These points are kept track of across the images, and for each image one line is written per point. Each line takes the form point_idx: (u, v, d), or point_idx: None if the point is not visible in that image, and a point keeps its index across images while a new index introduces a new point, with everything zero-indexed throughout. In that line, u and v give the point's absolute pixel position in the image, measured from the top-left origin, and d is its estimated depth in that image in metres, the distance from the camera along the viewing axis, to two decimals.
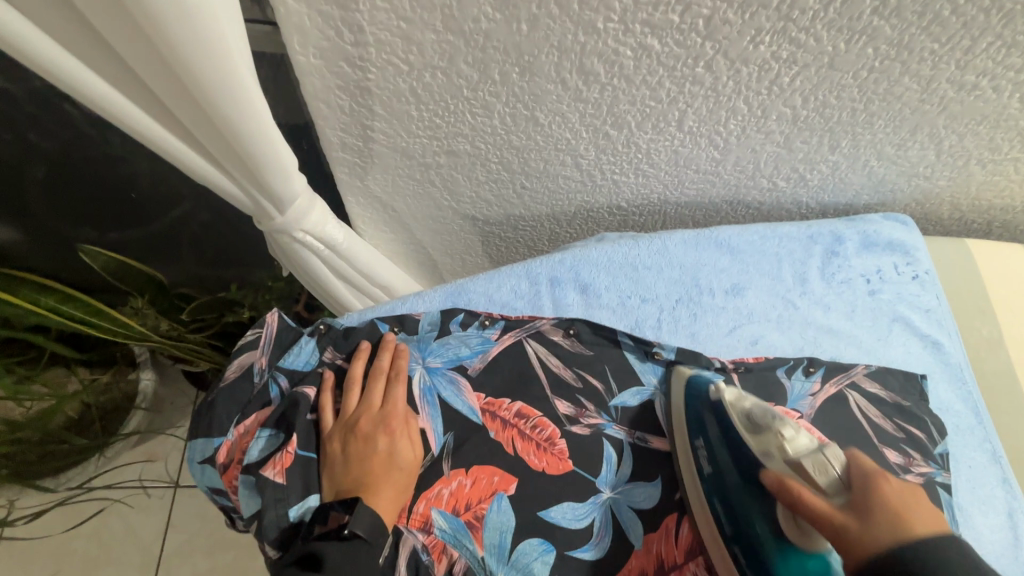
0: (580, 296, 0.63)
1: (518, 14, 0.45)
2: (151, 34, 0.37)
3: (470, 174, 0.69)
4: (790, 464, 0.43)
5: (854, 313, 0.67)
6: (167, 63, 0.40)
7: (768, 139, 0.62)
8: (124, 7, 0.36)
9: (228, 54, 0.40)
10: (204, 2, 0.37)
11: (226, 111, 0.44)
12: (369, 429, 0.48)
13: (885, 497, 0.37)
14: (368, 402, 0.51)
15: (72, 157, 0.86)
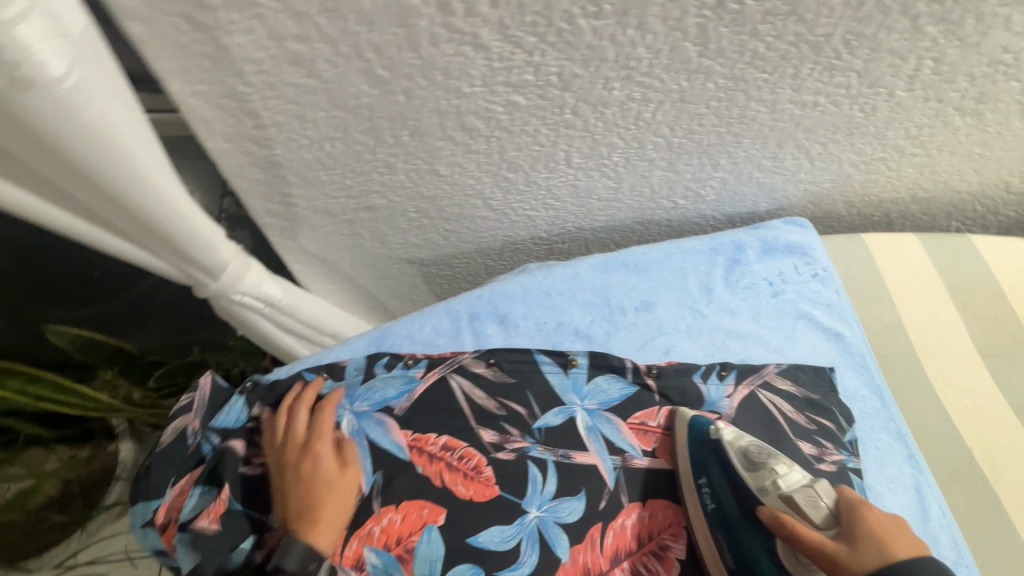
0: (499, 328, 0.67)
1: (393, 89, 0.52)
2: (65, 159, 0.43)
3: (393, 224, 0.75)
4: (783, 497, 0.49)
5: (760, 316, 0.72)
6: (83, 178, 0.46)
7: (653, 165, 0.69)
8: (38, 143, 0.42)
9: (136, 162, 0.46)
10: (110, 131, 0.43)
11: (143, 205, 0.50)
12: (294, 460, 0.54)
13: (869, 522, 0.45)
14: (293, 432, 0.56)
15: (27, 247, 0.91)
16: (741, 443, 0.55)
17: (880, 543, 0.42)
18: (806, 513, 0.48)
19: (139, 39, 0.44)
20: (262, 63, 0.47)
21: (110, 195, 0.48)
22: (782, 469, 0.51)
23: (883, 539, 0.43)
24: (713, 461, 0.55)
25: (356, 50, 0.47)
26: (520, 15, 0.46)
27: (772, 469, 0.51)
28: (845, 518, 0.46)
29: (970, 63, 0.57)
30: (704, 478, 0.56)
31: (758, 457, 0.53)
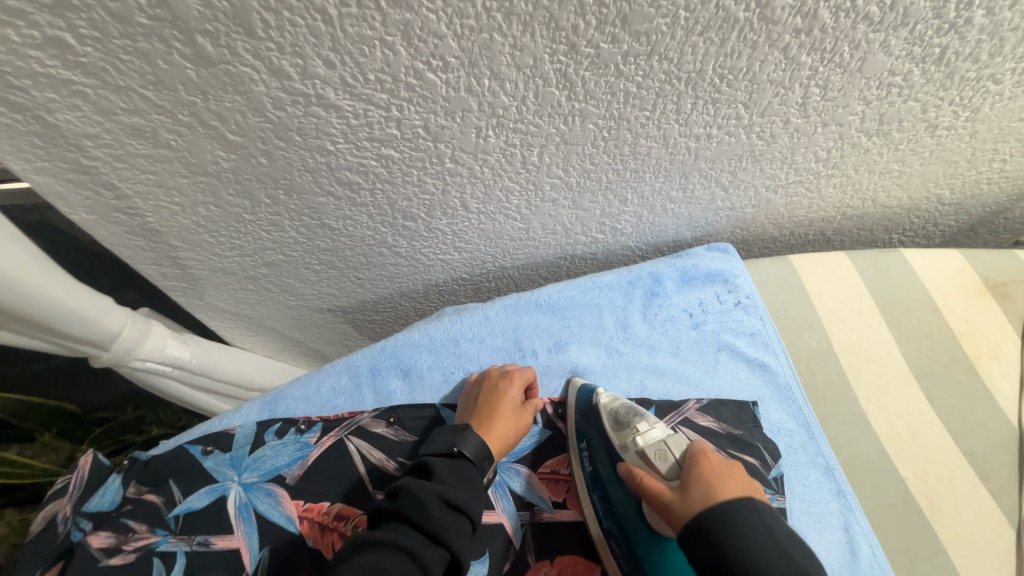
0: (402, 381, 0.65)
1: (251, 151, 0.50)
2: None
3: (301, 276, 0.73)
4: (639, 454, 0.49)
5: (679, 350, 0.69)
6: None
7: (558, 205, 0.67)
8: None
9: None
10: None
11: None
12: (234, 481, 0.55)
13: (700, 472, 0.43)
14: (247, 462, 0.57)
15: None
16: (615, 405, 0.56)
17: (705, 486, 0.41)
18: (656, 465, 0.47)
19: None
20: (101, 137, 0.45)
21: None
22: (644, 426, 0.52)
23: (711, 481, 0.42)
24: (594, 432, 0.57)
25: (197, 118, 0.45)
26: (361, 74, 0.44)
27: (633, 427, 0.52)
28: (683, 468, 0.45)
29: (859, 87, 0.55)
30: (585, 445, 0.58)
31: (625, 418, 0.53)
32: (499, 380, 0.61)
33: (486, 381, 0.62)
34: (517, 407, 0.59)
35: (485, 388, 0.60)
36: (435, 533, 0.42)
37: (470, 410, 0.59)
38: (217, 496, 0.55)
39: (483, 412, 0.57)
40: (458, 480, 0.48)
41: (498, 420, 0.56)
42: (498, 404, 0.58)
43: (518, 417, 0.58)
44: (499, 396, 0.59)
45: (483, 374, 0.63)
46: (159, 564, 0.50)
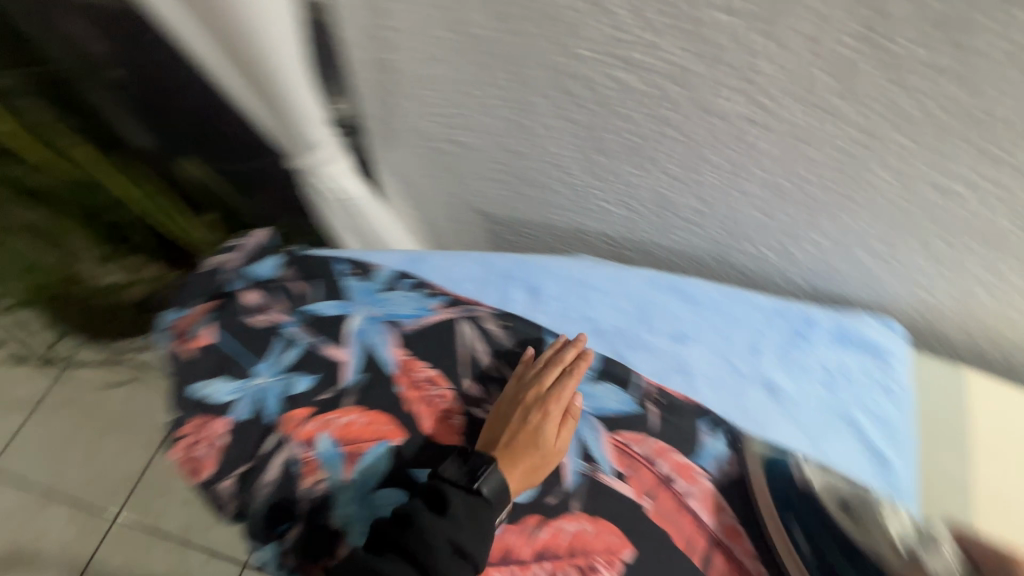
0: (526, 297, 0.66)
1: (508, 28, 0.53)
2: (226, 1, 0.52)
3: (477, 168, 0.77)
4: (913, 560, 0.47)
5: (800, 400, 0.64)
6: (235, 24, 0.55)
7: (748, 202, 0.63)
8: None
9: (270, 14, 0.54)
10: None
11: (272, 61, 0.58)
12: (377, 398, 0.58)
13: None
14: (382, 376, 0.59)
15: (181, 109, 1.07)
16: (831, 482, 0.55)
17: None
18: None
19: None
20: None
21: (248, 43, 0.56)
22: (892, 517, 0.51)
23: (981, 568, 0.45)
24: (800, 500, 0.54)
25: None
26: None
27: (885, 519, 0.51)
28: None
29: None
30: (790, 512, 0.54)
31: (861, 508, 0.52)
32: (530, 404, 0.58)
33: (518, 401, 0.58)
34: (547, 438, 0.56)
35: (515, 414, 0.58)
36: (460, 547, 0.49)
37: (495, 430, 0.57)
38: (342, 313, 0.61)
39: (507, 445, 0.55)
40: (473, 528, 0.50)
41: (551, 414, 0.57)
42: (524, 436, 0.56)
43: (548, 450, 0.56)
44: (527, 423, 0.56)
45: (514, 387, 0.60)
46: (280, 344, 0.58)
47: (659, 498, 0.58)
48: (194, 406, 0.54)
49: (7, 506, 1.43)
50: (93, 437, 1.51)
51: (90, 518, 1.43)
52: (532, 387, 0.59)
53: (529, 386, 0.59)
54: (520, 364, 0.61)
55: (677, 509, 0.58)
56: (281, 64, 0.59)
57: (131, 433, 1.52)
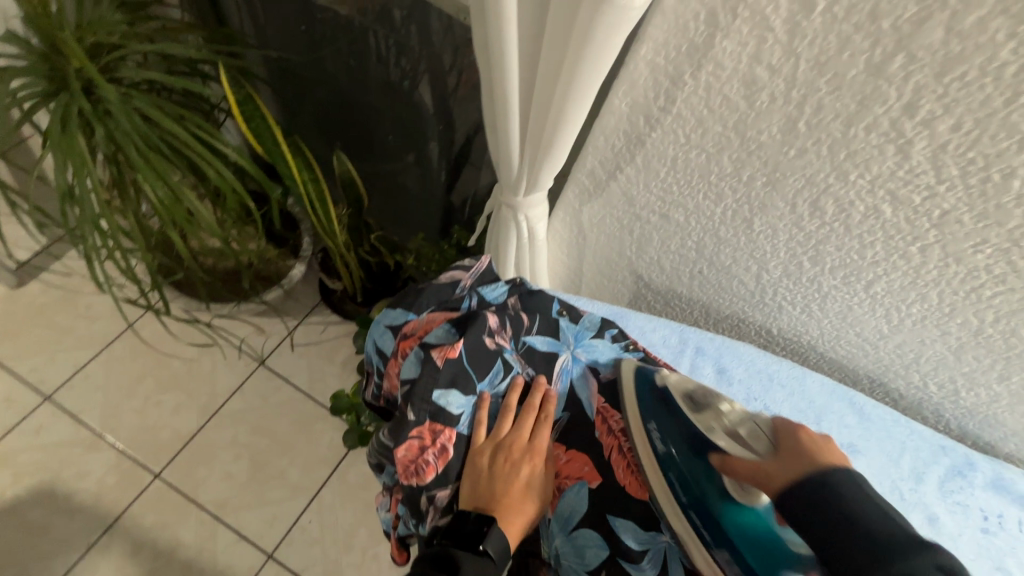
0: (714, 374, 0.69)
1: (794, 142, 0.58)
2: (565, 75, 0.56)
3: (665, 239, 0.82)
4: (730, 435, 0.52)
5: (959, 539, 0.66)
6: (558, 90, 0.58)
7: (942, 338, 0.68)
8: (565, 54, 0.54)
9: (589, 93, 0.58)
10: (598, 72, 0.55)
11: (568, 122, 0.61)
12: (517, 456, 0.57)
13: (802, 446, 0.50)
14: (519, 431, 0.59)
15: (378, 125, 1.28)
16: None
17: (803, 456, 0.49)
18: (748, 444, 0.51)
19: (660, 9, 0.55)
20: (722, 70, 0.56)
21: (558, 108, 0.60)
22: (726, 407, 0.57)
23: (811, 453, 0.49)
24: None
25: (801, 100, 0.54)
26: (966, 148, 0.49)
27: (718, 408, 0.56)
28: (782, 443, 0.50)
29: None
30: None
31: None
32: (517, 459, 0.57)
33: (506, 454, 0.57)
34: (535, 492, 0.57)
35: (494, 465, 0.56)
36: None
37: (486, 486, 0.55)
38: (553, 350, 0.65)
39: (500, 500, 0.54)
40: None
41: (528, 468, 0.57)
42: (515, 490, 0.55)
43: (534, 506, 0.56)
44: (517, 477, 0.56)
45: (502, 437, 0.58)
46: (501, 367, 0.60)
47: None
48: (432, 412, 0.56)
49: (53, 440, 1.42)
50: (153, 391, 1.50)
51: (132, 471, 1.42)
52: (508, 432, 0.59)
53: (506, 426, 0.59)
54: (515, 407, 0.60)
55: None
56: (574, 124, 0.62)
57: (190, 396, 1.52)
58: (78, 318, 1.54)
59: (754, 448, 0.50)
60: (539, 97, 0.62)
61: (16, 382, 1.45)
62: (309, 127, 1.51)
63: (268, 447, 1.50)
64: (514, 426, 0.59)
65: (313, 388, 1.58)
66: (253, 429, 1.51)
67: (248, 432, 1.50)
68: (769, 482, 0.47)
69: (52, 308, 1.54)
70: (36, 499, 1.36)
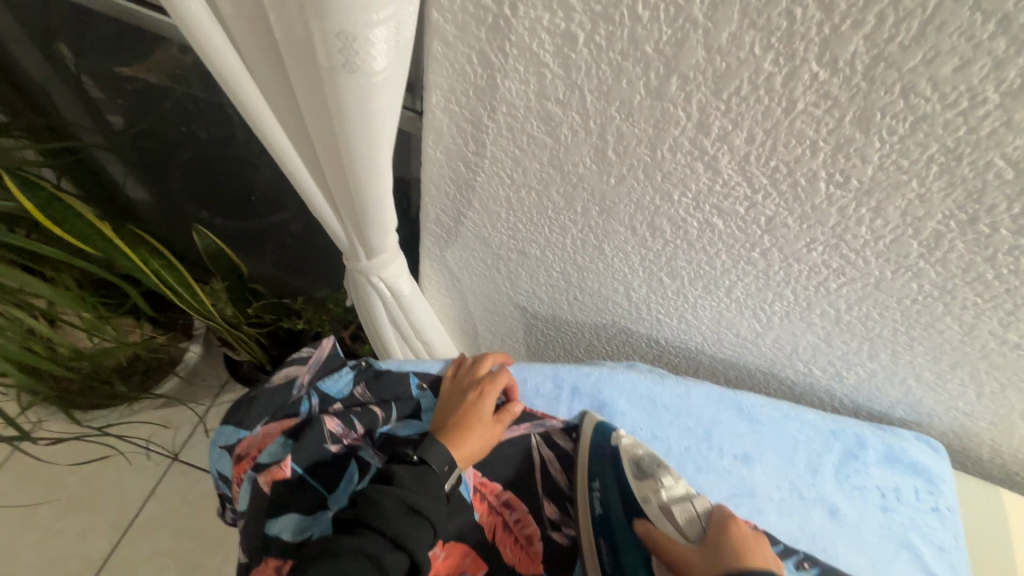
0: (594, 414, 0.66)
1: (611, 170, 0.54)
2: (342, 143, 0.49)
3: (533, 273, 0.77)
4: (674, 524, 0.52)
5: (861, 525, 0.65)
6: (344, 158, 0.51)
7: (809, 329, 0.66)
8: (333, 124, 0.47)
9: (377, 154, 0.51)
10: (377, 135, 0.48)
11: (370, 184, 0.55)
12: (467, 385, 0.62)
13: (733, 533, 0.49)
14: (472, 370, 0.64)
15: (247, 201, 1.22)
16: None
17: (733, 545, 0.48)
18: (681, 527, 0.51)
19: (433, 55, 0.50)
20: (515, 109, 0.52)
21: (354, 175, 0.53)
22: (669, 480, 0.55)
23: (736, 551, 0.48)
24: None
25: (601, 130, 0.50)
26: (767, 157, 0.47)
27: (658, 479, 0.55)
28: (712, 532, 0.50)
29: None
30: None
31: None
32: (467, 388, 0.61)
33: (463, 386, 0.62)
34: (484, 415, 0.59)
35: (453, 394, 0.62)
36: (398, 540, 0.46)
37: (448, 395, 0.61)
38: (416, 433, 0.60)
39: (456, 413, 0.59)
40: (419, 488, 0.50)
41: (477, 391, 0.61)
42: (465, 409, 0.59)
43: (486, 427, 0.58)
44: (464, 402, 0.60)
45: (457, 377, 0.64)
46: (355, 468, 0.56)
47: None
48: (266, 545, 0.51)
49: None
50: (50, 519, 1.35)
51: None
52: (464, 372, 0.64)
53: (465, 372, 0.64)
54: (466, 363, 0.65)
55: None
56: (379, 188, 0.56)
57: (96, 514, 1.37)
58: None
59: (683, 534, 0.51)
60: (332, 176, 0.55)
61: None
62: (172, 199, 1.39)
63: (195, 550, 1.37)
64: (470, 368, 0.64)
65: None
66: (175, 533, 1.38)
67: (169, 539, 1.37)
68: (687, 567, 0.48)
69: None
70: None
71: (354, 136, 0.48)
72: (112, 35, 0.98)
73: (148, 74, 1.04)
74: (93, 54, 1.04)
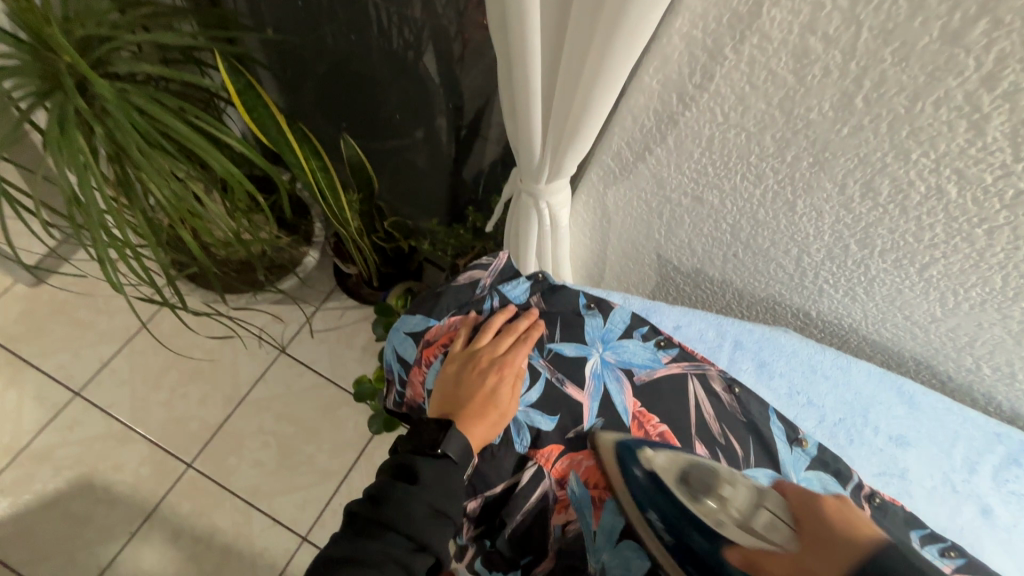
0: (753, 368, 0.66)
1: (848, 119, 0.53)
2: (600, 45, 0.51)
3: (697, 222, 0.77)
4: (740, 524, 0.42)
5: (1014, 529, 0.63)
6: (592, 65, 0.53)
7: (1001, 322, 0.63)
8: (602, 21, 0.49)
9: (623, 64, 0.52)
10: (636, 39, 0.49)
11: (599, 99, 0.56)
12: (486, 365, 0.57)
13: (817, 513, 0.41)
14: (495, 345, 0.59)
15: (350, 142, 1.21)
16: None
17: (825, 526, 0.39)
18: (758, 526, 0.42)
19: None
20: (768, 41, 0.51)
21: (589, 86, 0.55)
22: (727, 489, 0.46)
23: (836, 525, 0.39)
24: None
25: (859, 73, 0.49)
26: None
27: (717, 488, 0.47)
28: (796, 519, 0.41)
29: None
30: None
31: None
32: (484, 368, 0.57)
33: (473, 364, 0.57)
34: (502, 402, 0.56)
35: (472, 372, 0.57)
36: (423, 541, 0.46)
37: (462, 369, 0.57)
38: (582, 356, 0.61)
39: (467, 401, 0.55)
40: (441, 487, 0.49)
41: (493, 375, 0.56)
42: (479, 395, 0.55)
43: (502, 411, 0.55)
44: (483, 384, 0.56)
45: (471, 348, 0.59)
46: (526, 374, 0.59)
47: None
48: None
49: (87, 434, 1.44)
50: (178, 382, 1.52)
51: (166, 461, 1.44)
52: (484, 345, 0.59)
53: (486, 346, 0.59)
54: (497, 328, 0.60)
55: None
56: (602, 107, 0.57)
57: (214, 386, 1.53)
58: (99, 315, 1.55)
59: (768, 533, 0.41)
60: (563, 82, 0.58)
61: (46, 380, 1.47)
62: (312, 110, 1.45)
63: (294, 434, 1.51)
64: (491, 341, 0.59)
65: (335, 374, 1.58)
66: (279, 416, 1.52)
67: (273, 419, 1.51)
68: (795, 569, 0.37)
69: (71, 304, 1.55)
70: (77, 492, 1.40)
71: (618, 37, 0.49)
72: None
73: None
74: None
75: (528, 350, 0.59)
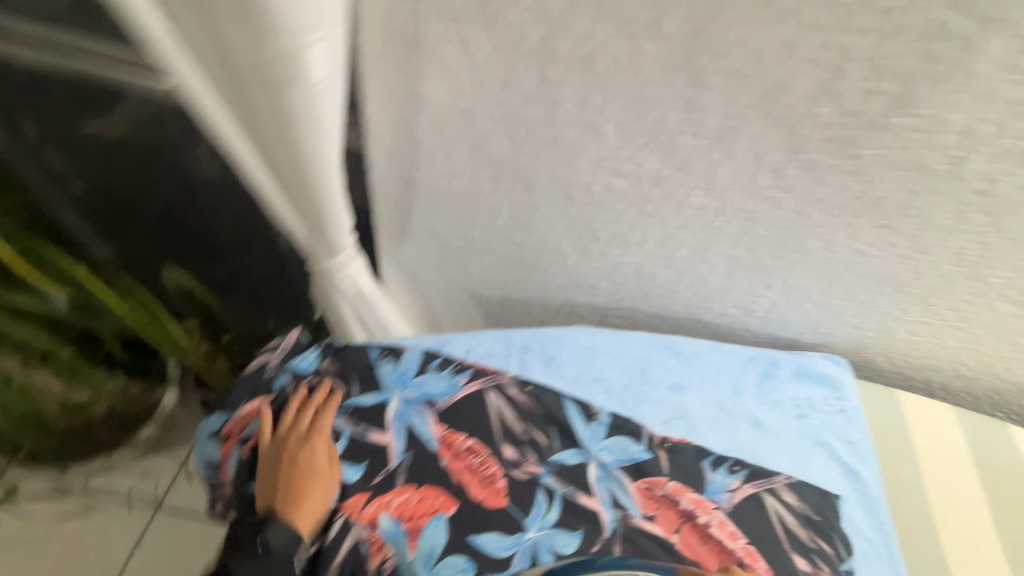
0: (542, 365, 0.75)
1: (523, 150, 0.66)
2: (289, 132, 0.57)
3: (479, 258, 0.88)
4: None
5: (782, 431, 0.76)
6: (293, 148, 0.59)
7: (713, 269, 0.79)
8: (278, 114, 0.55)
9: (322, 140, 0.59)
10: (318, 121, 0.56)
11: (319, 171, 0.62)
12: (293, 446, 0.59)
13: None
14: (299, 424, 0.61)
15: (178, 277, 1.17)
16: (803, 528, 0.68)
17: None
18: None
19: (364, 73, 0.61)
20: (438, 107, 0.63)
21: (304, 163, 0.61)
22: None
23: None
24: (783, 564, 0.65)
25: (508, 116, 0.62)
26: (637, 121, 0.59)
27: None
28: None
29: (1011, 255, 0.65)
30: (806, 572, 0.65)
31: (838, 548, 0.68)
32: (292, 449, 0.59)
33: (281, 450, 0.59)
34: (321, 472, 0.58)
35: (282, 457, 0.59)
36: None
37: (273, 460, 0.59)
38: (381, 401, 0.66)
39: (285, 487, 0.57)
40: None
41: (304, 452, 0.59)
42: (294, 476, 0.57)
43: (325, 482, 0.58)
44: (294, 464, 0.58)
45: (278, 435, 0.61)
46: (328, 434, 0.62)
47: (685, 532, 0.66)
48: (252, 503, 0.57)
49: None
50: None
51: None
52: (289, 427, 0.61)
53: (290, 429, 0.61)
54: (296, 403, 0.64)
55: (701, 539, 0.66)
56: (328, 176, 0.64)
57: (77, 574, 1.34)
58: None
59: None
60: (283, 166, 0.63)
61: None
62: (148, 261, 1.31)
63: None
64: (295, 421, 0.62)
65: None
66: None
67: None
68: None
69: None
70: None
71: (300, 122, 0.55)
72: (78, 93, 1.00)
73: (110, 124, 1.05)
74: (49, 114, 1.05)
75: (331, 414, 0.63)
